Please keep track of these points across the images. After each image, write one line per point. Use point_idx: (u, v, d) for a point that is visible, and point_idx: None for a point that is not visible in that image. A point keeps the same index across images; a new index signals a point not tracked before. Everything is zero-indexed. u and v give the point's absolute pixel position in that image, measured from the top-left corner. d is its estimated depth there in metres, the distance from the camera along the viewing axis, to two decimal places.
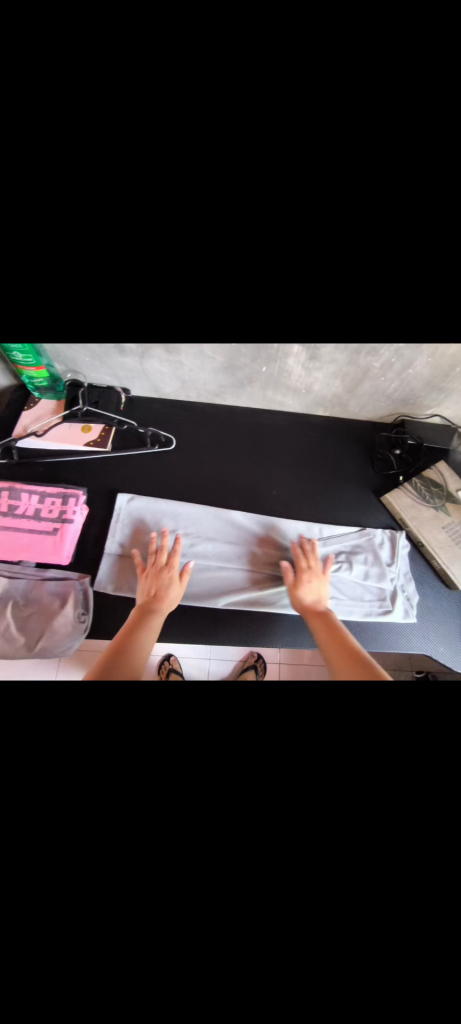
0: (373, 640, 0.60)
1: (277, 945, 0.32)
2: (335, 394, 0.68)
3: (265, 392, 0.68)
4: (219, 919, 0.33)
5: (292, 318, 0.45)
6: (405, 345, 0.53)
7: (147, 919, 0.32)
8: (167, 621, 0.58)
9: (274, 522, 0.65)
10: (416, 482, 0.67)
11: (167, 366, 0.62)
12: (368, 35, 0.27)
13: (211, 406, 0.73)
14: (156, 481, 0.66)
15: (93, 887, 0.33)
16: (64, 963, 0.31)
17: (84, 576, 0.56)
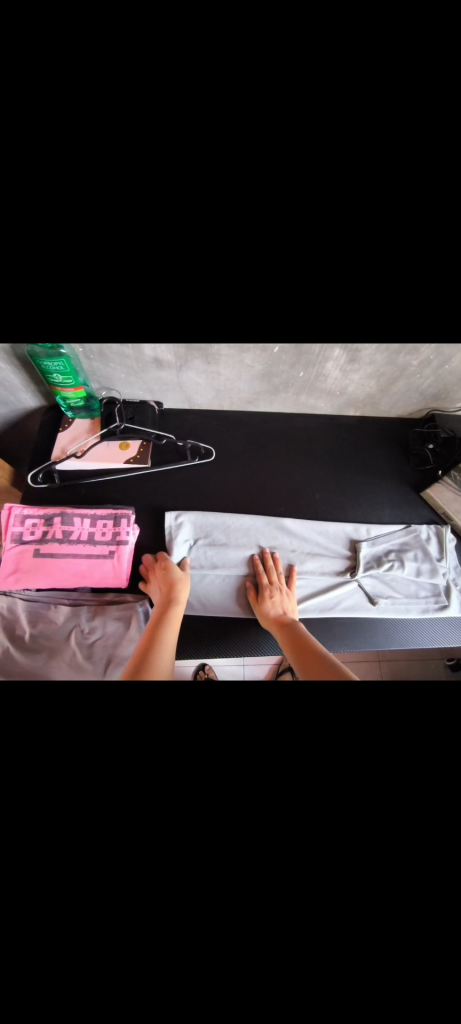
0: (432, 636, 0.60)
1: (404, 953, 0.33)
2: (371, 394, 0.68)
3: (300, 396, 0.68)
4: (339, 925, 0.33)
5: (344, 318, 0.46)
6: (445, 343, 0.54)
7: (273, 913, 0.34)
8: (227, 636, 0.57)
9: (321, 525, 0.65)
10: (455, 474, 0.65)
11: (203, 376, 0.62)
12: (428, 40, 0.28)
13: (243, 414, 0.72)
14: (198, 495, 0.65)
15: (216, 892, 0.34)
16: (194, 967, 0.32)
17: (143, 599, 0.55)
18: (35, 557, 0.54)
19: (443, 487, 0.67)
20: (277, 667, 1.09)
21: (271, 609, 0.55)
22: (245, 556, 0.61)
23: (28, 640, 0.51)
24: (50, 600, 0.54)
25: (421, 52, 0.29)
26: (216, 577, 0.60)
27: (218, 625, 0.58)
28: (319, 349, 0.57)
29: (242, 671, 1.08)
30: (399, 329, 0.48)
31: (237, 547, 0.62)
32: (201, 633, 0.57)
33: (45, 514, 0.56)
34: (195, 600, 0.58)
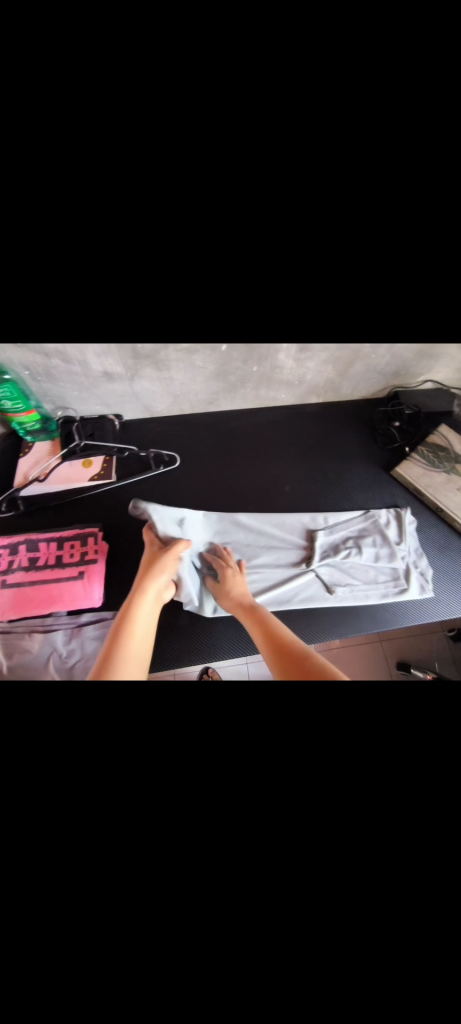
0: (405, 620, 0.58)
1: (386, 924, 0.35)
2: (329, 380, 0.67)
3: (259, 391, 0.68)
4: (324, 912, 0.35)
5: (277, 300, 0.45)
6: (391, 324, 0.54)
7: (264, 918, 0.34)
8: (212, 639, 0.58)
9: (282, 521, 0.65)
10: (424, 450, 0.67)
11: (157, 382, 0.62)
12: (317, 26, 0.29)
13: (204, 415, 0.72)
14: (165, 503, 0.64)
15: (201, 904, 0.34)
16: (195, 978, 0.32)
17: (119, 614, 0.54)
18: (4, 588, 0.53)
19: (414, 465, 0.67)
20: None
21: (233, 594, 0.54)
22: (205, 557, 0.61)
23: (7, 671, 0.50)
24: (26, 630, 0.53)
25: (314, 36, 0.28)
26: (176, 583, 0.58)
27: (202, 625, 0.59)
28: (266, 341, 0.57)
29: (246, 672, 1.09)
30: (337, 314, 0.48)
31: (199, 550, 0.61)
32: (185, 640, 0.58)
33: (11, 542, 0.56)
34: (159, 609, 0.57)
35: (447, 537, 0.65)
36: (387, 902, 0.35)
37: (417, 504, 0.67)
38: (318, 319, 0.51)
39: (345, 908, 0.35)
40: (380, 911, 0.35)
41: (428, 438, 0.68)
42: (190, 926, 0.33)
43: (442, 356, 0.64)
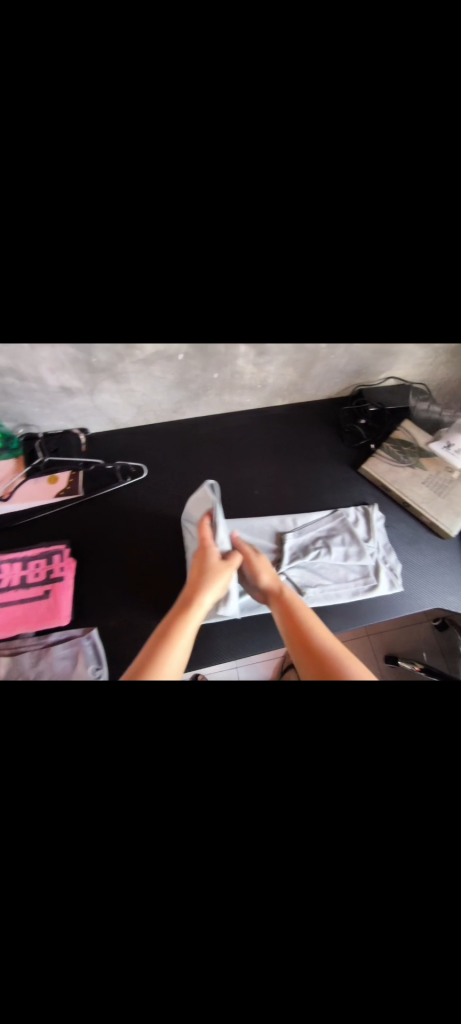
0: (377, 616, 0.59)
1: (352, 920, 0.35)
2: (292, 383, 0.68)
3: (224, 397, 0.68)
4: (292, 913, 0.35)
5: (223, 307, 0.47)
6: (342, 325, 0.55)
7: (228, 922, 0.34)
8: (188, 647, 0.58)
9: (251, 525, 0.65)
10: (391, 447, 0.69)
11: (119, 394, 0.62)
12: (225, 35, 0.29)
13: (171, 424, 0.72)
14: (136, 517, 0.64)
15: (171, 915, 0.34)
16: (166, 981, 0.33)
17: (88, 631, 0.54)
18: None
19: (380, 461, 0.68)
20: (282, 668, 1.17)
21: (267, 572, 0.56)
22: (174, 566, 0.61)
23: None
24: None
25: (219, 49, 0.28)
26: (145, 594, 0.59)
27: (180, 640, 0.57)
28: (224, 346, 0.57)
29: (236, 672, 1.15)
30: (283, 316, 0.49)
31: (168, 557, 0.62)
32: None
33: None
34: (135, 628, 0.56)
35: (416, 530, 0.66)
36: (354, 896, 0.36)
37: (384, 500, 0.68)
38: (268, 321, 0.52)
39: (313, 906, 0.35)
40: (343, 891, 0.36)
41: (393, 436, 0.70)
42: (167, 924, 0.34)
43: (400, 353, 0.66)
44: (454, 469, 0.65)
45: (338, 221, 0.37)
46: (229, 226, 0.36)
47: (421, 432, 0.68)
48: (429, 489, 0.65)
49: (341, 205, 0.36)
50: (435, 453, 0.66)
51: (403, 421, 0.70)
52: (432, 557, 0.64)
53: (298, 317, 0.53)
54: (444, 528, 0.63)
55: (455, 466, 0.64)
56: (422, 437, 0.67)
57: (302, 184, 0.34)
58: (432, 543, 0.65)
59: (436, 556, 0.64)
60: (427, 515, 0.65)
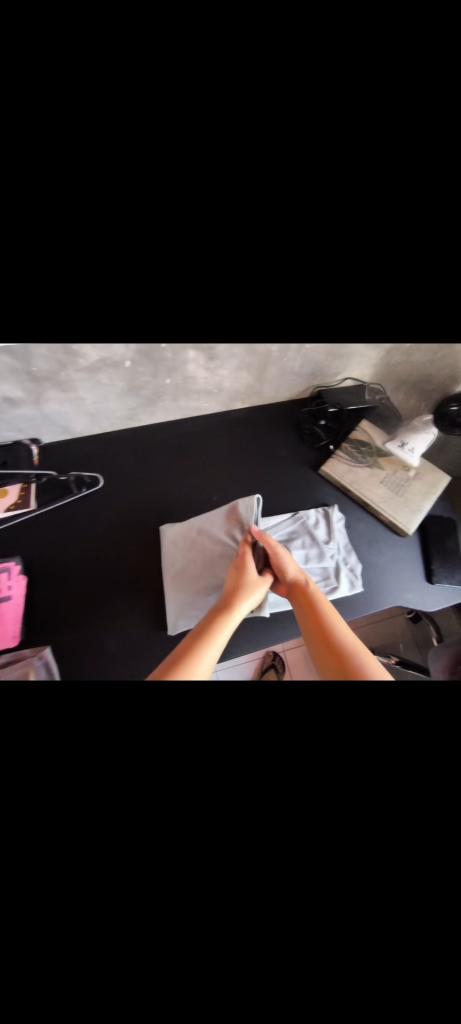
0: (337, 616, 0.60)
1: (303, 929, 0.35)
2: (248, 385, 0.68)
3: (181, 403, 0.68)
4: (241, 918, 0.35)
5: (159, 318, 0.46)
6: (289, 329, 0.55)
7: (176, 931, 0.34)
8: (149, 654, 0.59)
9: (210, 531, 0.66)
10: (348, 448, 0.69)
11: (68, 403, 0.61)
12: (124, 35, 0.28)
13: (127, 432, 0.72)
14: (98, 525, 0.67)
15: (119, 930, 0.34)
16: (114, 989, 0.33)
17: (41, 650, 0.56)
18: None
19: (338, 462, 0.69)
20: (261, 668, 1.18)
21: (296, 571, 0.58)
22: (132, 576, 0.65)
23: None
24: None
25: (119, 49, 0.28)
26: (102, 603, 0.62)
27: (146, 641, 0.61)
28: (171, 350, 0.57)
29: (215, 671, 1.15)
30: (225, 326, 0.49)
31: (127, 568, 0.65)
32: (131, 650, 0.60)
33: None
34: (102, 630, 0.61)
35: (374, 530, 0.67)
36: (306, 903, 0.36)
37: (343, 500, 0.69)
38: (213, 325, 0.52)
39: (263, 911, 0.35)
40: (294, 900, 0.36)
41: (350, 436, 0.70)
42: (109, 927, 0.34)
43: (353, 354, 0.66)
44: (410, 469, 0.67)
45: (265, 218, 0.36)
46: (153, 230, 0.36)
47: (377, 432, 0.69)
48: (386, 489, 0.67)
49: (263, 198, 0.35)
50: (391, 452, 0.68)
51: (360, 421, 0.71)
52: (389, 555, 0.65)
53: (243, 322, 0.53)
54: (401, 527, 0.65)
55: (411, 466, 0.67)
56: (378, 438, 0.69)
57: (221, 181, 0.34)
58: (390, 542, 0.66)
59: (393, 554, 0.66)
60: (386, 514, 0.66)
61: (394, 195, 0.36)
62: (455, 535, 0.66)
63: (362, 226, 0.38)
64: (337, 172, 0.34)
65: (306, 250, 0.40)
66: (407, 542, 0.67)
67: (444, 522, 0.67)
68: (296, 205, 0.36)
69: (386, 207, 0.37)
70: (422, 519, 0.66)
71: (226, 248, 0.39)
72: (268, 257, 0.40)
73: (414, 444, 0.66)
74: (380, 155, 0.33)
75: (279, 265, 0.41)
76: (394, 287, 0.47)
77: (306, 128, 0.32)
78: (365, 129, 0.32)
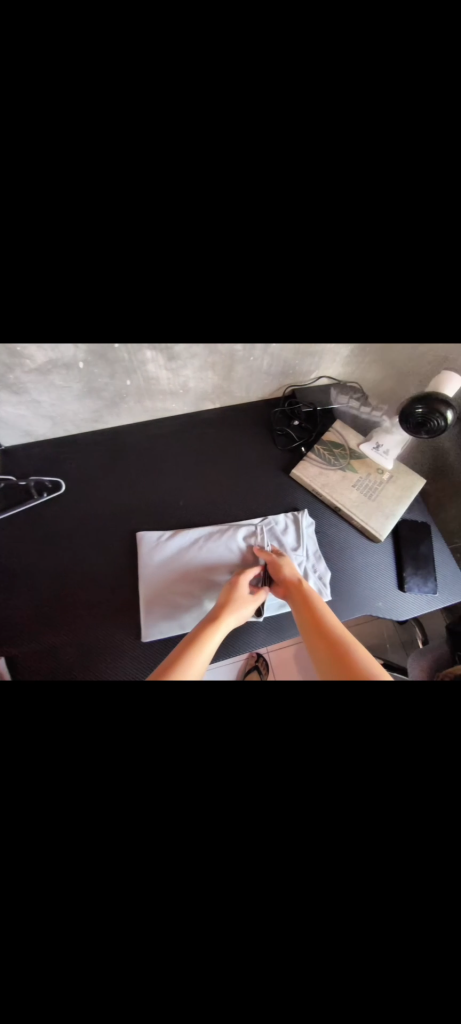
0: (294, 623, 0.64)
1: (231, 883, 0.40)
2: (215, 384, 0.68)
3: (145, 404, 0.69)
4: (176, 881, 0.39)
5: (109, 305, 0.47)
6: (248, 322, 0.55)
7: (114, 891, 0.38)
8: (111, 654, 0.60)
9: (182, 542, 0.67)
10: (322, 450, 0.68)
11: (27, 407, 0.61)
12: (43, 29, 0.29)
13: (94, 433, 0.72)
14: (60, 530, 0.66)
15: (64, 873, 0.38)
16: (49, 957, 0.35)
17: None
18: None
19: (310, 464, 0.68)
20: (245, 668, 1.18)
21: (289, 571, 0.60)
22: (93, 579, 0.64)
23: None
24: None
25: (41, 45, 0.29)
26: (62, 606, 0.62)
27: (105, 648, 0.60)
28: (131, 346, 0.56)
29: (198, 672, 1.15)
30: (177, 312, 0.50)
31: (88, 572, 0.65)
32: (89, 655, 0.59)
33: None
34: (61, 637, 0.60)
35: (346, 535, 0.66)
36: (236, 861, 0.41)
37: (314, 502, 0.68)
38: (169, 321, 0.52)
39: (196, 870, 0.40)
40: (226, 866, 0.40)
41: (324, 436, 0.70)
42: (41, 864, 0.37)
43: (321, 352, 0.67)
44: (383, 471, 0.67)
45: (206, 210, 0.37)
46: (88, 220, 0.37)
47: (351, 434, 0.69)
48: (359, 492, 0.65)
49: (202, 193, 0.36)
50: (366, 454, 0.67)
51: (334, 424, 0.70)
52: (361, 562, 0.64)
53: (200, 319, 0.53)
54: (375, 532, 0.63)
55: (385, 467, 0.66)
56: (354, 438, 0.68)
57: (149, 169, 0.34)
58: (364, 547, 0.65)
59: (366, 560, 0.65)
60: (359, 519, 0.64)
61: (310, 178, 0.37)
62: (429, 538, 0.65)
63: (303, 215, 0.39)
64: (271, 168, 0.36)
65: (251, 239, 0.40)
66: (380, 546, 0.65)
67: (417, 523, 0.66)
68: (234, 199, 0.37)
69: (306, 192, 0.37)
70: (396, 520, 0.65)
71: (170, 235, 0.39)
72: (214, 251, 0.41)
73: (389, 445, 0.65)
74: (311, 150, 0.35)
75: (225, 256, 0.42)
76: (349, 278, 0.46)
77: (228, 119, 0.34)
78: (294, 125, 0.34)
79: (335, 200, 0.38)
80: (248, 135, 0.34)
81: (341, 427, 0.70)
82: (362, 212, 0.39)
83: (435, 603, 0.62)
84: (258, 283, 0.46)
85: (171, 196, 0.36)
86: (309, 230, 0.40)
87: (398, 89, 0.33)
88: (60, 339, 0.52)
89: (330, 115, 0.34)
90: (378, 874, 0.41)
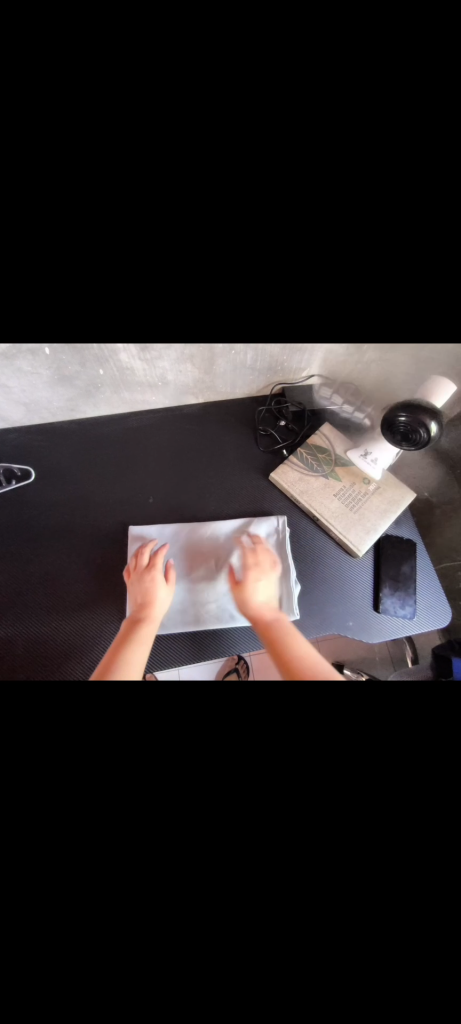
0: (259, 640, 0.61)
1: None
2: (195, 380, 0.68)
3: (120, 393, 0.68)
4: None
5: (69, 290, 0.45)
6: (225, 313, 0.52)
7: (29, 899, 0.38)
8: (67, 654, 0.59)
9: (181, 536, 0.65)
10: (302, 452, 0.66)
11: (2, 393, 0.63)
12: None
13: (70, 424, 0.72)
14: (25, 518, 0.66)
15: None
16: None
17: None
18: None
19: (291, 466, 0.66)
20: (224, 670, 1.16)
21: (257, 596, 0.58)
22: (52, 573, 0.63)
23: None
24: None
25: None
26: (20, 597, 0.62)
27: (56, 647, 0.59)
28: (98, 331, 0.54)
29: (177, 673, 1.13)
30: (142, 297, 0.48)
31: (47, 564, 0.63)
32: (41, 651, 0.59)
33: None
34: (14, 624, 0.60)
35: (323, 546, 0.64)
36: None
37: (292, 507, 0.66)
38: (136, 309, 0.50)
39: None
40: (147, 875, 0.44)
41: (309, 437, 0.68)
42: None
43: (308, 351, 0.64)
44: (369, 482, 0.63)
45: (151, 193, 0.37)
46: (37, 200, 0.36)
47: (338, 438, 0.66)
48: (340, 503, 0.63)
49: (148, 177, 0.36)
50: (352, 462, 0.63)
51: (319, 426, 0.69)
52: (336, 576, 0.62)
53: (172, 311, 0.51)
54: (351, 548, 0.61)
55: (372, 475, 0.63)
56: (340, 444, 0.65)
57: (96, 157, 0.34)
58: (341, 559, 0.63)
59: (342, 574, 0.62)
60: (336, 530, 0.62)
61: (260, 169, 0.36)
62: (412, 558, 0.62)
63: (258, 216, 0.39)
64: (216, 157, 0.35)
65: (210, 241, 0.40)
66: (359, 563, 0.62)
67: (402, 541, 0.63)
68: (181, 184, 0.37)
69: (257, 180, 0.37)
70: (378, 537, 0.62)
71: (121, 233, 0.39)
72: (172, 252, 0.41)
73: (377, 456, 0.61)
74: (260, 147, 0.35)
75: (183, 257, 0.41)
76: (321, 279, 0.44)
77: (173, 114, 0.34)
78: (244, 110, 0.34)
79: (295, 190, 0.37)
80: (193, 129, 0.34)
81: (327, 428, 0.67)
82: (312, 201, 0.38)
83: (411, 627, 0.59)
84: (205, 266, 0.43)
85: (118, 176, 0.35)
86: (266, 213, 0.39)
87: (348, 75, 0.33)
88: (24, 329, 0.51)
89: (275, 112, 0.34)
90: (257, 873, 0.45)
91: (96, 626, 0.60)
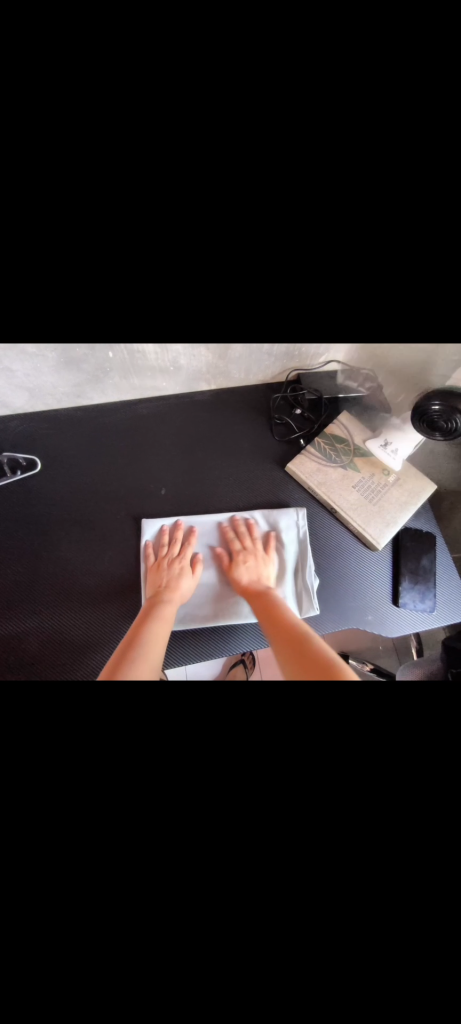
0: None
1: (175, 880, 0.43)
2: (209, 365, 0.64)
3: (130, 379, 0.65)
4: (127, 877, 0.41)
5: (74, 286, 0.40)
6: (247, 312, 0.48)
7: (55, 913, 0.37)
8: (81, 652, 0.57)
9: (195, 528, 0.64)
10: (320, 444, 0.64)
11: (4, 379, 0.59)
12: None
13: (76, 411, 0.69)
14: (32, 510, 0.63)
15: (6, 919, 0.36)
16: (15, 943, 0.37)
17: None
18: None
19: (308, 457, 0.64)
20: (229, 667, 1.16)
21: (249, 572, 0.59)
22: (62, 567, 0.61)
23: None
24: None
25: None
26: (29, 593, 0.59)
27: (68, 645, 0.57)
28: (111, 325, 0.50)
29: (184, 671, 1.12)
30: (158, 292, 0.43)
31: (57, 558, 0.61)
32: (53, 649, 0.57)
33: None
34: (24, 620, 0.58)
35: (341, 539, 0.62)
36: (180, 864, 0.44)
37: (309, 499, 0.64)
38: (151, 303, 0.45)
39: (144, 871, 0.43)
40: (169, 877, 0.43)
41: (326, 427, 0.66)
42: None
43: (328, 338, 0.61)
44: (389, 474, 0.62)
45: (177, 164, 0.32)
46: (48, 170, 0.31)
47: (358, 429, 0.63)
48: (360, 496, 0.61)
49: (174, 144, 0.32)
50: (371, 453, 0.61)
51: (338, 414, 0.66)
52: (355, 571, 0.61)
53: (190, 307, 0.46)
54: (370, 541, 0.60)
55: (391, 467, 0.61)
56: (359, 436, 0.63)
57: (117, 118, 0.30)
58: (359, 553, 0.61)
59: (360, 567, 0.61)
60: (354, 523, 0.60)
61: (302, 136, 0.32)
62: (432, 551, 0.61)
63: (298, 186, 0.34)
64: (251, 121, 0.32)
65: (241, 220, 0.36)
66: (377, 556, 0.61)
67: (422, 534, 0.62)
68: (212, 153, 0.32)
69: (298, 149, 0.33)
70: (397, 530, 0.60)
71: (141, 207, 0.34)
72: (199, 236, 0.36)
73: (399, 445, 0.59)
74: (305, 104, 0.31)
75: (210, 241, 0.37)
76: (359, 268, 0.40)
77: (204, 69, 0.30)
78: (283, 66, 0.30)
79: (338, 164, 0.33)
80: (225, 87, 0.30)
81: (346, 419, 0.65)
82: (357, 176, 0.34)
83: (430, 622, 0.59)
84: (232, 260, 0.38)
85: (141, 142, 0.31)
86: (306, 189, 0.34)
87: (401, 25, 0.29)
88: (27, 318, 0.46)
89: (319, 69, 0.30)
90: (284, 873, 0.44)
91: (110, 623, 0.59)
